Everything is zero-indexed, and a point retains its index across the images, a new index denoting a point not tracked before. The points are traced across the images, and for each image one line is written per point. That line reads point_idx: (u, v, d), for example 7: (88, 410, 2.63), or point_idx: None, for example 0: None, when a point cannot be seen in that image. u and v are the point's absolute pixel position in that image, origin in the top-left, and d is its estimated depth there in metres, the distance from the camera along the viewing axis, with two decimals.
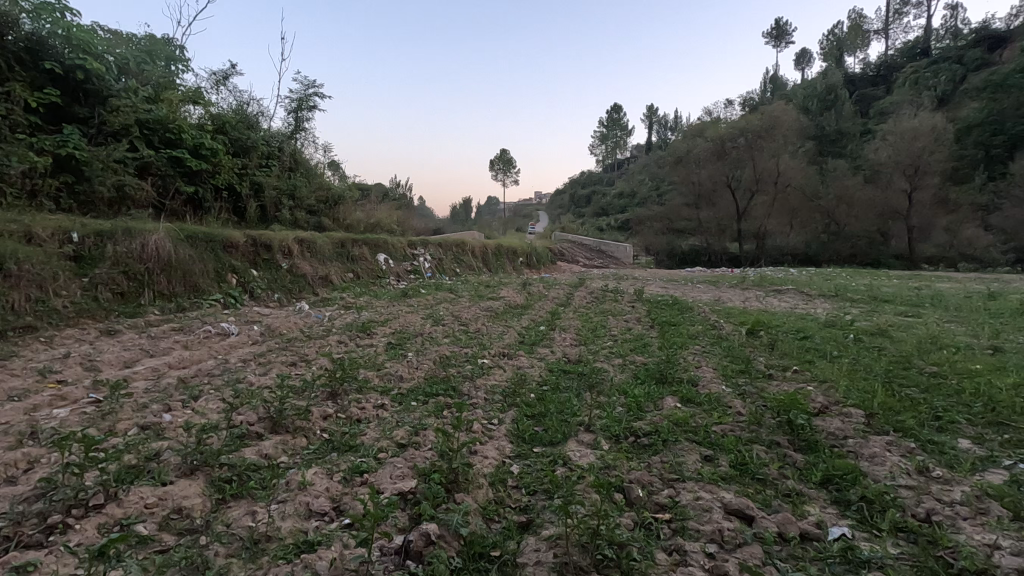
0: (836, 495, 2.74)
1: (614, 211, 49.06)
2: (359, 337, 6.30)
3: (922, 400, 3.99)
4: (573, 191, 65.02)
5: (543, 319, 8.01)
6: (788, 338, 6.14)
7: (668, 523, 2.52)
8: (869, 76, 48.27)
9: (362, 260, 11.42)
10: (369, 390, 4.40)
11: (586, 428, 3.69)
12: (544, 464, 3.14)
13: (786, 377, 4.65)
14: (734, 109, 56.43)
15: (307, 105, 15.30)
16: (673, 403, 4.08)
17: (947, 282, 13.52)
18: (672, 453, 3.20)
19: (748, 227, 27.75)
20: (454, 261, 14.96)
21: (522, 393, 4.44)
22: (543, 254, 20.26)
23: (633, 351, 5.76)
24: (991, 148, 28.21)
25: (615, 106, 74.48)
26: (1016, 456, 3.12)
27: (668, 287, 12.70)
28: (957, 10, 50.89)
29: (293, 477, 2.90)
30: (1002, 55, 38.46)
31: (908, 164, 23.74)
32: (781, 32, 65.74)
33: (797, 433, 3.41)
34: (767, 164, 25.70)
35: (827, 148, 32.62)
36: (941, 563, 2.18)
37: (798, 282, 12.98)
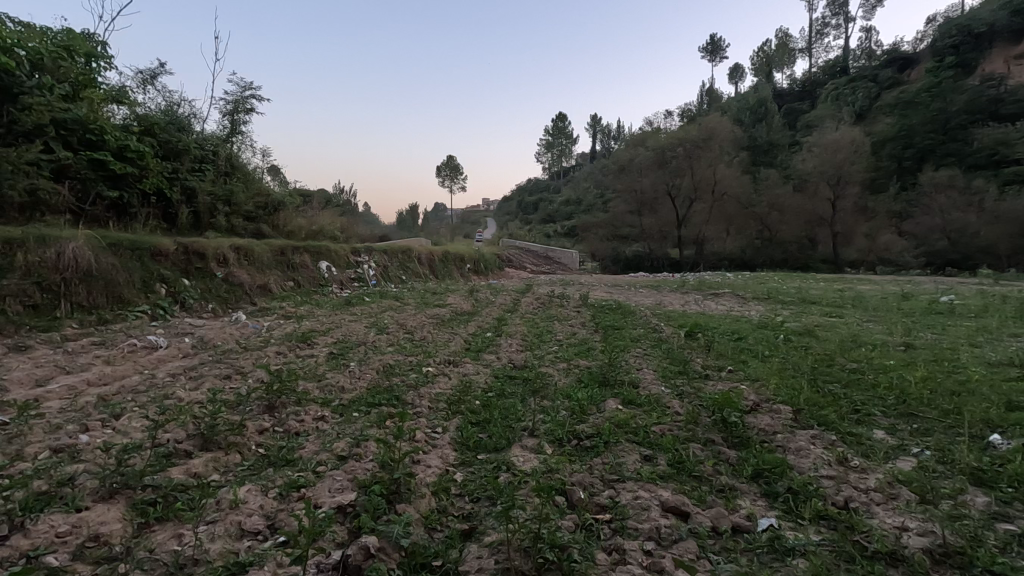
0: (766, 489, 2.87)
1: (561, 217, 49.83)
2: (299, 347, 6.10)
3: (842, 395, 4.26)
4: (520, 198, 65.51)
5: (490, 325, 8.01)
6: (724, 339, 6.42)
7: (609, 523, 2.58)
8: (795, 91, 51.37)
9: (303, 268, 11.08)
10: (309, 401, 4.26)
11: (530, 432, 3.71)
12: (488, 470, 3.14)
13: (721, 377, 4.85)
14: (673, 120, 58.63)
15: (243, 107, 14.73)
16: (615, 404, 4.18)
17: (868, 284, 14.52)
18: (614, 454, 3.27)
19: (688, 233, 28.87)
20: (400, 268, 14.74)
21: (468, 399, 4.43)
22: (490, 260, 20.29)
23: (577, 355, 5.85)
24: (903, 160, 30.58)
25: (560, 116, 75.78)
26: (923, 444, 3.38)
27: (614, 291, 13.02)
28: (871, 33, 55.10)
29: (224, 496, 2.77)
30: (911, 75, 41.89)
31: (832, 174, 25.36)
32: (715, 48, 69.00)
33: (731, 430, 3.57)
34: (704, 173, 26.86)
35: (759, 158, 34.42)
36: (858, 548, 2.34)
37: (735, 285, 13.61)
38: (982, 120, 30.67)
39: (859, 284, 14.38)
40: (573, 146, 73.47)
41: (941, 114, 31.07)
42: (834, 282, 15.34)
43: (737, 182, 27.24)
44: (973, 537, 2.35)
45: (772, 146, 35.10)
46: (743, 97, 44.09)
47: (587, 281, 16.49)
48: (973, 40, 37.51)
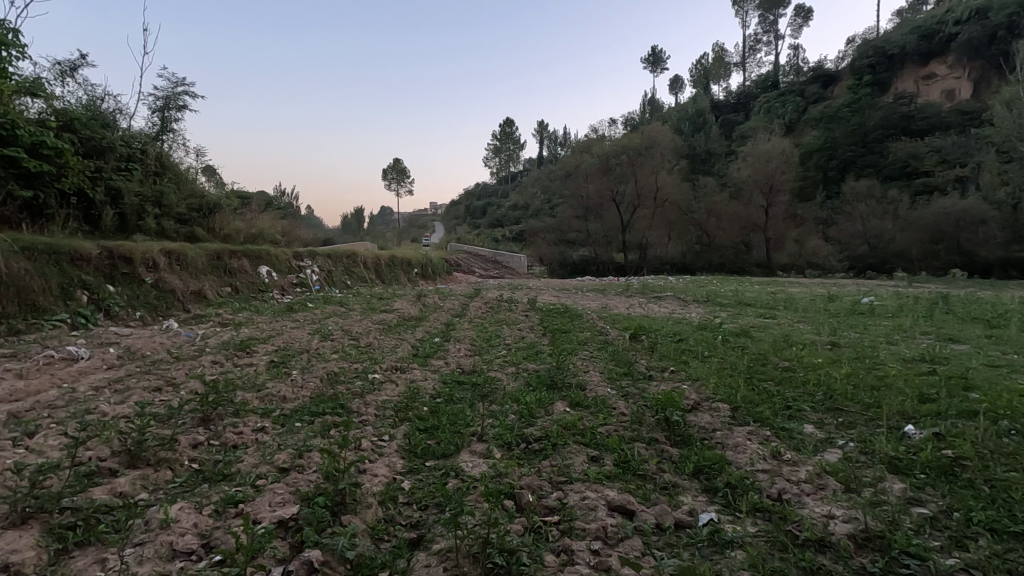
0: (706, 484, 2.99)
1: (509, 222, 50.10)
2: (237, 356, 5.83)
3: (775, 393, 4.48)
4: (469, 202, 65.36)
5: (438, 330, 7.94)
6: (666, 341, 6.64)
7: (557, 525, 2.60)
8: (731, 103, 53.94)
9: (241, 273, 10.62)
10: (247, 412, 4.08)
11: (479, 437, 3.70)
12: (436, 477, 3.10)
13: (664, 378, 5.01)
14: (617, 129, 60.21)
15: (175, 104, 13.98)
16: (563, 407, 4.24)
17: (797, 287, 15.37)
18: (561, 456, 3.31)
19: (632, 238, 29.65)
20: (344, 273, 14.38)
21: (416, 405, 4.37)
22: (438, 265, 20.11)
23: (526, 359, 5.89)
24: (827, 170, 32.64)
25: (508, 121, 76.30)
26: (848, 436, 3.61)
27: (561, 295, 13.21)
28: (798, 51, 58.72)
29: (154, 515, 2.61)
30: (834, 91, 44.89)
31: (764, 182, 26.73)
32: (657, 59, 71.47)
33: (673, 429, 3.69)
34: (647, 180, 27.70)
35: (698, 166, 35.87)
36: (790, 537, 2.47)
37: (677, 288, 14.10)
38: (896, 135, 33.26)
39: (790, 287, 15.20)
40: (520, 151, 74.09)
41: (860, 128, 33.44)
42: (767, 285, 16.18)
43: (678, 189, 28.24)
44: (891, 521, 2.53)
45: (710, 155, 36.63)
46: (683, 107, 45.83)
47: (535, 285, 16.65)
48: (887, 60, 40.65)
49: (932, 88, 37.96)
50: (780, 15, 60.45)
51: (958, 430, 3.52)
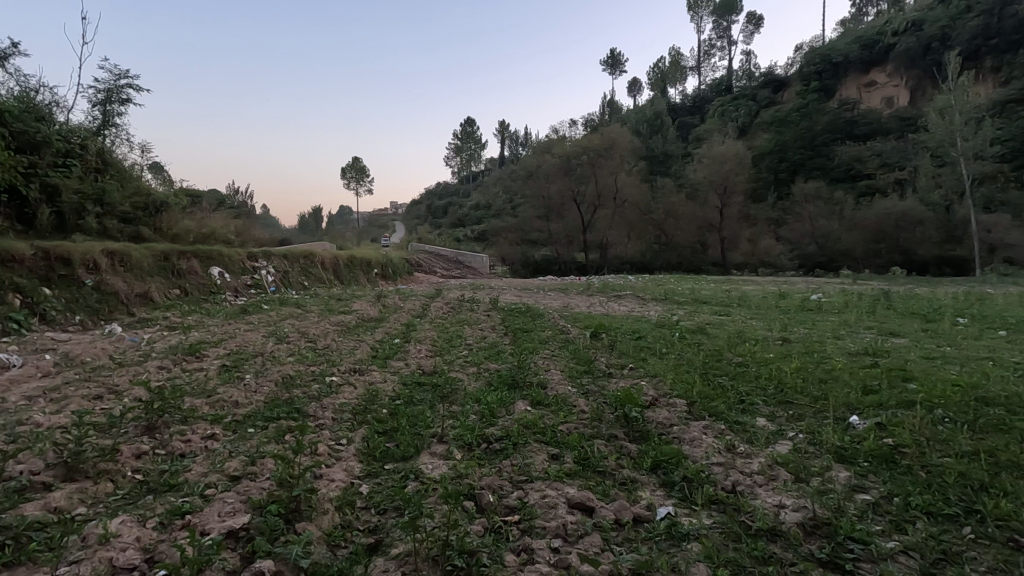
0: (663, 478, 3.04)
1: (471, 221, 49.93)
2: (186, 360, 5.60)
3: (729, 387, 4.62)
4: (430, 202, 64.74)
5: (398, 331, 7.82)
6: (625, 339, 6.75)
7: (517, 524, 2.60)
8: (687, 106, 55.34)
9: (191, 275, 10.21)
10: (196, 419, 3.91)
11: (439, 438, 3.66)
12: (395, 481, 3.05)
13: (623, 375, 5.09)
14: (577, 130, 60.84)
15: (118, 97, 13.30)
16: (524, 406, 4.23)
17: (750, 285, 15.83)
18: (521, 456, 3.31)
19: (593, 238, 29.98)
20: (301, 273, 14.02)
21: (375, 408, 4.29)
22: (399, 265, 19.79)
23: (487, 359, 5.87)
24: (778, 172, 33.90)
25: (469, 120, 76.02)
26: (797, 428, 3.75)
27: (523, 295, 13.25)
28: (750, 57, 60.79)
29: (92, 530, 2.47)
30: (783, 96, 46.66)
31: (719, 183, 27.54)
32: (615, 62, 72.57)
33: (632, 425, 3.74)
34: (607, 181, 28.11)
35: (656, 168, 36.64)
36: (743, 527, 2.54)
37: (636, 287, 14.35)
38: (841, 138, 34.85)
39: (744, 285, 15.67)
40: (481, 151, 73.95)
41: (808, 132, 34.87)
42: (722, 283, 16.65)
43: (637, 190, 28.76)
44: (837, 508, 2.64)
45: (667, 157, 37.50)
46: (641, 110, 46.81)
47: (497, 285, 16.63)
48: (832, 68, 42.54)
49: (873, 95, 39.95)
50: (733, 21, 62.33)
51: (898, 419, 3.71)
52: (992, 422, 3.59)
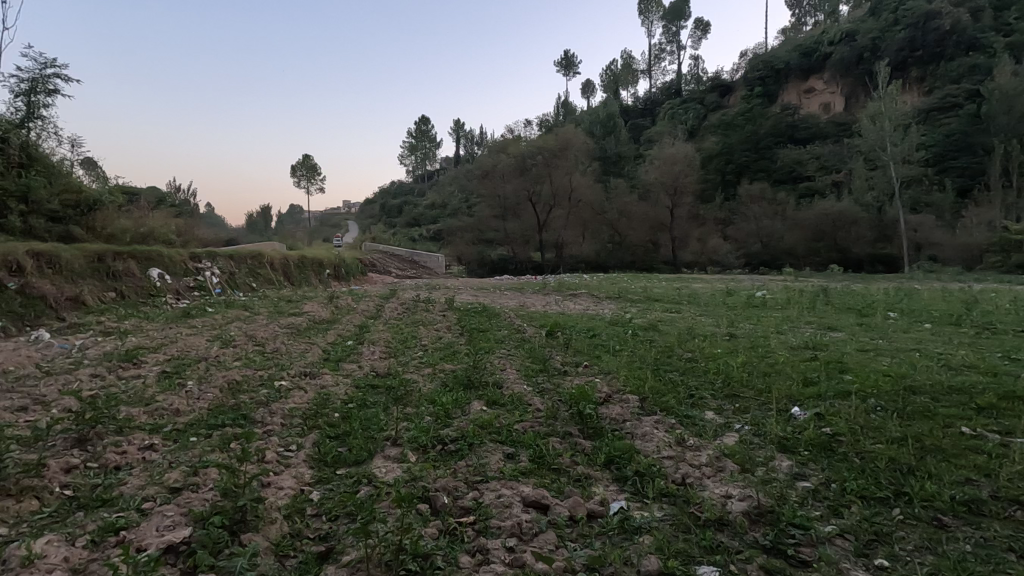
0: (617, 474, 3.09)
1: (426, 221, 49.44)
2: (122, 367, 5.30)
3: (680, 382, 4.76)
4: (384, 201, 63.64)
5: (351, 333, 7.64)
6: (580, 337, 6.84)
7: (472, 525, 2.59)
8: (639, 108, 56.57)
9: (128, 277, 9.68)
10: (133, 429, 3.71)
11: (393, 441, 3.60)
12: (348, 486, 2.98)
13: (578, 372, 5.16)
14: (532, 130, 61.16)
15: (45, 88, 12.44)
16: (479, 406, 4.22)
17: (700, 282, 16.33)
18: (477, 456, 3.30)
19: (548, 237, 29.92)
20: (249, 274, 13.52)
21: (326, 412, 4.17)
22: (352, 265, 19.32)
23: (442, 360, 5.82)
24: (725, 174, 35.14)
25: (423, 119, 75.21)
26: (742, 420, 3.89)
27: (479, 294, 13.22)
28: (698, 61, 62.70)
29: (14, 552, 2.31)
30: (729, 101, 48.42)
31: (670, 184, 28.29)
32: (569, 63, 73.38)
33: (586, 421, 3.81)
34: (562, 181, 28.41)
35: (610, 168, 37.31)
36: (692, 518, 2.62)
37: (590, 286, 14.56)
38: (783, 142, 36.46)
39: (693, 283, 16.15)
40: (436, 150, 73.29)
41: (753, 135, 36.28)
42: (673, 281, 17.12)
43: (591, 190, 29.19)
44: (780, 496, 2.76)
45: (620, 157, 38.24)
46: (594, 112, 47.55)
47: (453, 284, 16.52)
48: (774, 74, 44.42)
49: (811, 101, 41.96)
50: (681, 26, 64.10)
51: (834, 409, 3.92)
52: (919, 410, 3.84)
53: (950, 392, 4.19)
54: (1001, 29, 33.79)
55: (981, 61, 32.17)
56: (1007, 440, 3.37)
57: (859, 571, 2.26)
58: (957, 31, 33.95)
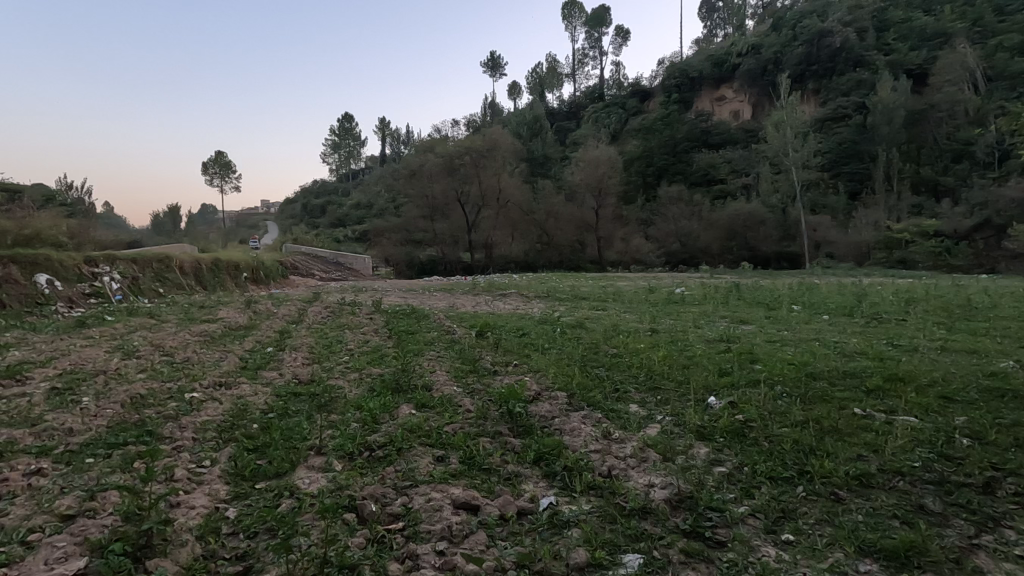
0: (546, 470, 3.14)
1: (351, 221, 47.94)
2: (4, 385, 4.76)
3: (606, 377, 4.91)
4: (306, 201, 61.02)
5: (271, 339, 7.26)
6: (510, 336, 6.88)
7: (401, 531, 2.54)
8: (564, 111, 57.79)
9: (10, 284, 8.70)
10: (16, 455, 3.34)
11: (317, 450, 3.46)
12: (267, 500, 2.84)
13: (507, 371, 5.19)
14: (459, 130, 60.93)
15: None
16: (408, 409, 4.15)
17: (624, 280, 16.92)
18: (406, 461, 3.24)
19: (478, 238, 30.00)
20: (154, 279, 12.54)
21: (243, 424, 3.95)
22: (271, 267, 17.87)
23: (369, 363, 5.66)
24: (646, 176, 36.66)
25: (346, 116, 72.86)
26: (664, 412, 4.07)
27: (408, 296, 13.00)
28: (619, 67, 64.96)
29: None
30: (649, 106, 50.53)
31: (595, 186, 29.13)
32: (495, 64, 73.70)
33: (516, 420, 3.84)
34: (490, 181, 28.46)
35: (537, 169, 37.88)
36: (619, 509, 2.70)
37: (519, 285, 14.70)
38: (698, 146, 38.55)
39: (618, 281, 16.73)
40: (361, 148, 71.25)
41: (671, 139, 38.10)
42: (600, 280, 17.61)
43: (519, 190, 29.47)
44: (698, 481, 2.92)
45: (546, 159, 38.92)
46: (521, 113, 48.08)
47: (380, 286, 16.12)
48: (689, 82, 46.84)
49: (723, 108, 44.64)
50: (603, 33, 66.14)
51: (746, 397, 4.19)
52: (819, 394, 4.18)
53: (845, 377, 4.61)
54: (882, 48, 37.49)
55: (866, 77, 35.57)
56: (891, 418, 3.76)
57: (769, 547, 2.44)
58: (847, 48, 37.34)
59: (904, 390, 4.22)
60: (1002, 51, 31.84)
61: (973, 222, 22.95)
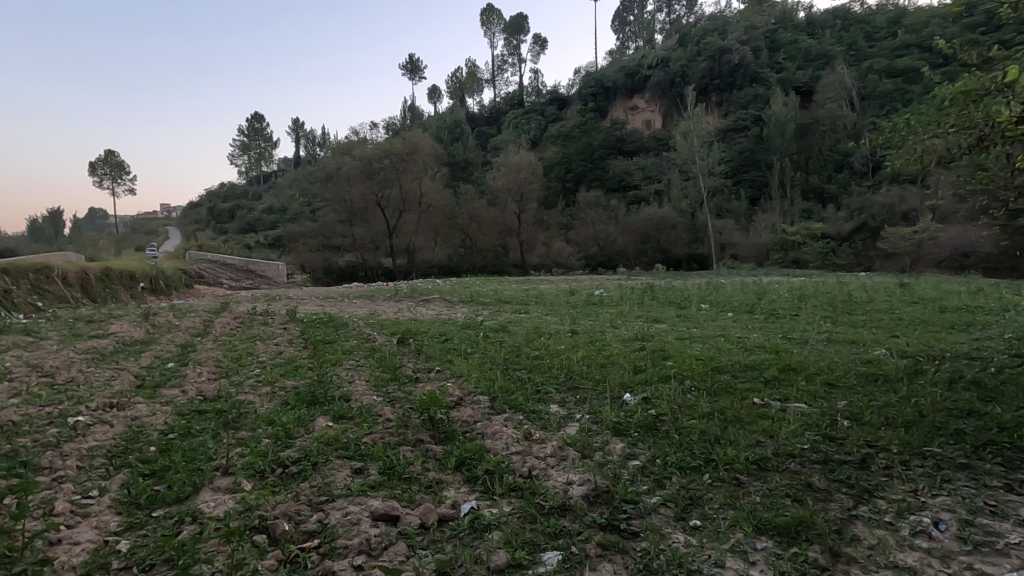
0: (468, 475, 3.14)
1: (263, 226, 45.41)
2: None
3: (527, 379, 5.00)
4: (212, 204, 57.06)
5: (171, 354, 6.73)
6: (432, 342, 6.81)
7: (317, 549, 2.45)
8: (485, 116, 58.07)
9: None
10: None
11: (223, 470, 3.25)
12: (166, 529, 2.64)
13: (429, 378, 5.13)
14: (378, 132, 59.55)
15: None
16: (325, 422, 3.99)
17: (547, 283, 17.20)
18: (322, 475, 3.12)
19: (399, 243, 29.34)
20: (31, 292, 11.29)
21: (138, 447, 3.62)
22: (173, 276, 16.51)
23: (283, 376, 5.38)
24: (565, 181, 37.61)
25: (257, 115, 68.90)
26: (582, 410, 4.19)
27: (326, 303, 12.53)
28: (538, 74, 66.20)
29: None
30: (567, 113, 51.94)
31: (516, 190, 29.47)
32: (414, 67, 72.83)
33: (437, 427, 3.81)
34: (411, 185, 27.99)
35: (458, 174, 37.82)
36: (538, 508, 2.76)
37: (443, 290, 14.58)
38: (613, 153, 40.10)
39: (540, 284, 16.97)
40: (272, 149, 67.64)
41: (588, 146, 39.36)
42: (523, 283, 17.81)
43: (440, 195, 29.23)
44: (613, 476, 3.04)
45: (468, 164, 38.96)
46: (442, 117, 47.78)
47: (295, 294, 15.36)
48: (603, 91, 48.58)
49: (635, 117, 46.75)
50: (521, 40, 67.17)
51: (658, 392, 4.41)
52: (722, 387, 4.49)
53: (745, 369, 4.98)
54: (775, 66, 40.85)
55: (761, 92, 38.59)
56: (785, 405, 4.11)
57: (679, 534, 2.59)
58: (744, 65, 40.36)
59: (795, 379, 4.64)
60: (873, 73, 35.68)
61: (852, 225, 25.53)
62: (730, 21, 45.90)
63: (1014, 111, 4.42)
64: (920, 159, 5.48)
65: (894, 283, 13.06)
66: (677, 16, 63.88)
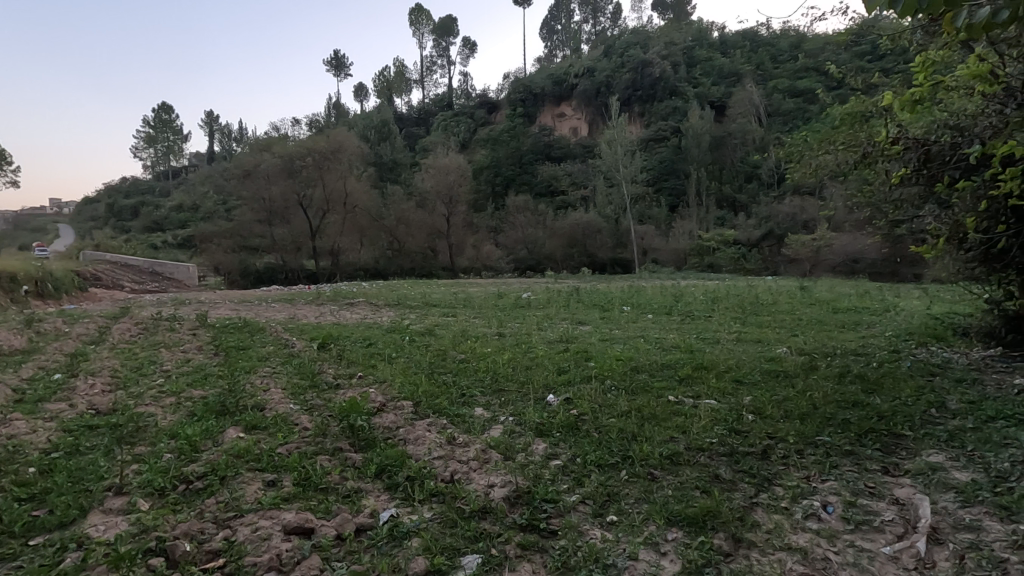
0: (388, 483, 3.06)
1: (172, 225, 42.34)
2: None
3: (453, 382, 4.96)
4: (112, 201, 52.42)
5: (59, 365, 6.09)
6: (355, 347, 6.60)
7: (221, 569, 2.32)
8: (414, 117, 57.33)
9: None
10: None
11: (116, 490, 2.98)
12: (46, 557, 2.40)
13: (351, 384, 4.97)
14: (300, 129, 57.16)
15: None
16: (235, 433, 3.77)
17: (476, 286, 17.18)
18: (230, 489, 2.93)
19: (322, 244, 28.22)
20: None
21: (14, 469, 3.26)
22: (64, 278, 14.94)
23: (189, 386, 5.01)
24: (495, 185, 37.88)
25: (166, 106, 64.14)
26: (506, 412, 4.22)
27: (240, 307, 11.85)
28: (467, 77, 66.14)
29: None
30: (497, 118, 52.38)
31: (445, 193, 29.26)
32: (339, 64, 70.69)
33: (357, 434, 3.70)
34: (335, 184, 27.05)
35: (385, 175, 37.02)
36: (459, 512, 2.74)
37: (367, 293, 14.18)
38: (541, 159, 40.81)
39: (468, 287, 16.92)
40: (182, 143, 63.19)
41: (517, 151, 39.83)
42: (451, 286, 17.69)
43: (367, 195, 28.45)
44: (535, 476, 3.09)
45: (396, 164, 38.27)
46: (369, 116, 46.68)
47: (206, 297, 14.38)
48: (532, 97, 49.39)
49: (563, 124, 47.86)
50: (449, 43, 66.85)
51: (580, 393, 4.53)
52: (640, 386, 4.68)
53: (661, 368, 5.23)
54: (692, 82, 43.26)
55: (680, 105, 40.72)
56: (697, 401, 4.35)
57: (595, 530, 2.67)
58: (664, 79, 42.40)
59: (706, 376, 4.92)
60: (778, 92, 38.64)
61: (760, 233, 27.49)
62: (651, 37, 48.07)
63: (890, 134, 4.91)
64: (815, 172, 5.97)
65: (794, 286, 14.15)
66: (602, 28, 66.20)
